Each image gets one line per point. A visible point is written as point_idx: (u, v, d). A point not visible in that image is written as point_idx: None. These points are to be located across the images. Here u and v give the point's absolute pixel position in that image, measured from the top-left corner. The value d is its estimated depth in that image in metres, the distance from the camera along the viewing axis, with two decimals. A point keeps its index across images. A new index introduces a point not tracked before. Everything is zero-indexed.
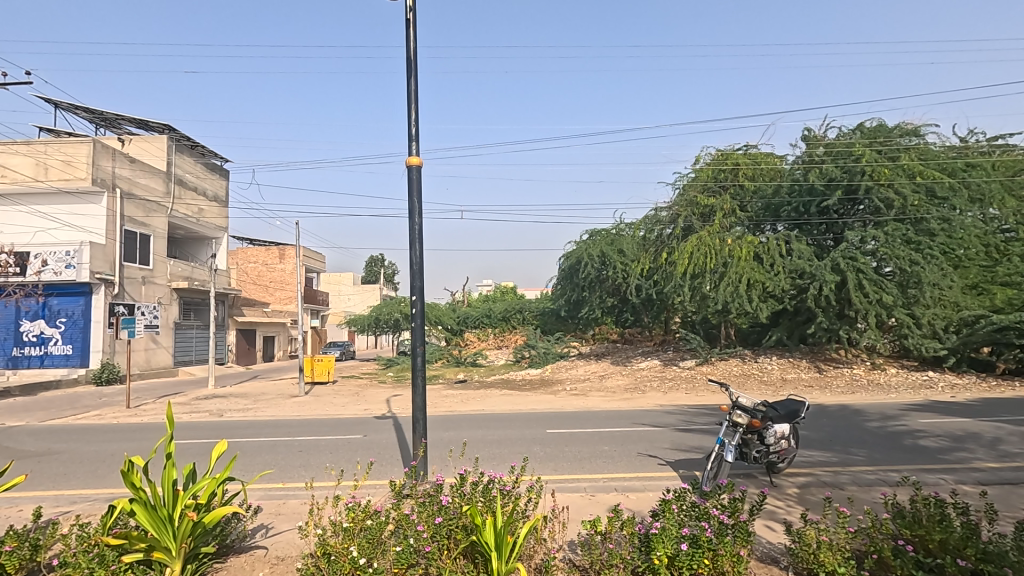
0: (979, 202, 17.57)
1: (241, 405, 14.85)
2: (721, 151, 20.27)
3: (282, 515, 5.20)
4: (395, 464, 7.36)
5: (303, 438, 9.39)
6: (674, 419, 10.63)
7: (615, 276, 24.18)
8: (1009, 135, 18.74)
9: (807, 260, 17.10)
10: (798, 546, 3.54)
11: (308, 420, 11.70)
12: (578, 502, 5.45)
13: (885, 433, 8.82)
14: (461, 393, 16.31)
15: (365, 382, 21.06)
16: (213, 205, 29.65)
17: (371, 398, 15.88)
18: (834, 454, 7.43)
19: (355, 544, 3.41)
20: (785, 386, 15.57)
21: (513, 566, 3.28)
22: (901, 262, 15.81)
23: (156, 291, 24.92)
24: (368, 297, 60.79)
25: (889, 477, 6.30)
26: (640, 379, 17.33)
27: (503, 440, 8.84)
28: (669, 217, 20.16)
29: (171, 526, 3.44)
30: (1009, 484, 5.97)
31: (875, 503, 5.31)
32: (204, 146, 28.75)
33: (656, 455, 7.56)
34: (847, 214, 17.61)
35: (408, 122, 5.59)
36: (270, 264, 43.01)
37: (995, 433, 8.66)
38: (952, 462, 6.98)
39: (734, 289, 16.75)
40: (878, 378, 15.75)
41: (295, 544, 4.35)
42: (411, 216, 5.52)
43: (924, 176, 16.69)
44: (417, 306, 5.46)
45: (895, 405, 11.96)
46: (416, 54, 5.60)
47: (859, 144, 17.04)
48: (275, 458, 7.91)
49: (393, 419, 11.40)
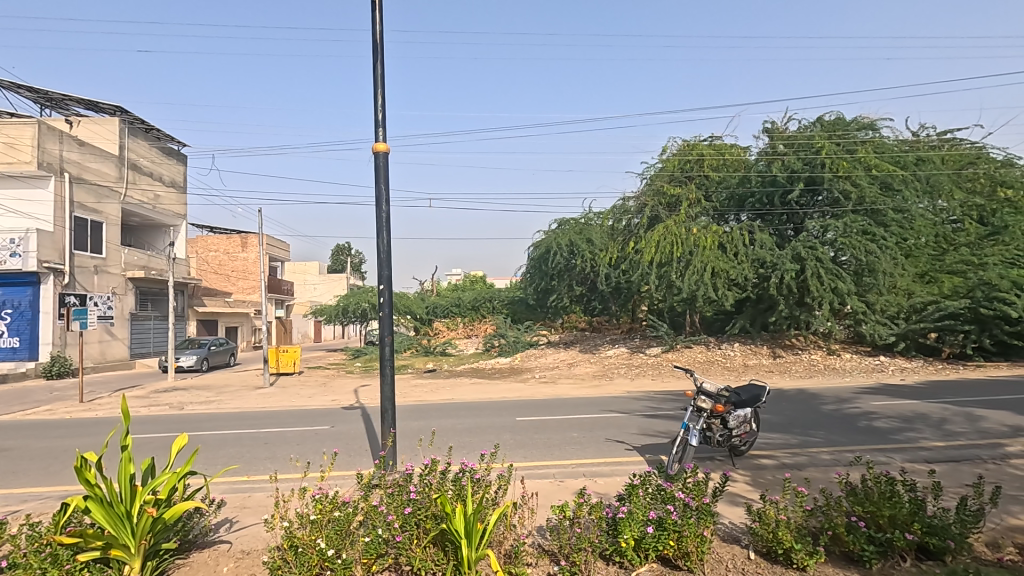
0: (929, 194, 18.50)
1: (203, 398, 14.41)
2: (686, 141, 20.75)
3: (246, 508, 5.10)
4: (362, 455, 7.31)
5: (267, 431, 9.19)
6: (640, 406, 10.83)
7: (584, 265, 24.54)
8: (957, 130, 19.69)
9: (769, 250, 17.51)
10: (758, 525, 3.66)
11: (274, 413, 11.46)
12: (547, 488, 5.54)
13: (840, 415, 9.20)
14: (430, 383, 16.23)
15: (332, 373, 20.77)
16: (171, 191, 28.53)
17: (338, 389, 15.70)
18: (794, 437, 7.72)
19: (322, 535, 3.36)
20: (746, 372, 16.07)
21: (482, 553, 3.32)
22: (857, 251, 16.38)
23: (110, 281, 23.89)
24: (335, 287, 59.89)
25: (843, 458, 6.59)
26: (608, 367, 17.62)
27: (474, 429, 8.85)
28: (636, 207, 20.49)
29: (129, 522, 3.33)
30: (954, 462, 6.31)
31: (829, 482, 5.55)
32: (159, 129, 27.49)
33: (623, 441, 7.69)
34: (808, 205, 18.06)
35: (374, 107, 5.47)
36: (231, 252, 41.71)
37: (942, 414, 9.13)
38: (901, 442, 7.34)
39: (699, 277, 17.10)
40: (833, 363, 16.38)
41: (260, 537, 4.28)
42: (378, 204, 5.42)
43: (879, 169, 17.26)
44: (384, 295, 5.38)
45: (849, 389, 12.46)
46: (382, 37, 5.47)
47: (819, 137, 17.49)
48: (240, 451, 7.78)
49: (360, 410, 11.30)
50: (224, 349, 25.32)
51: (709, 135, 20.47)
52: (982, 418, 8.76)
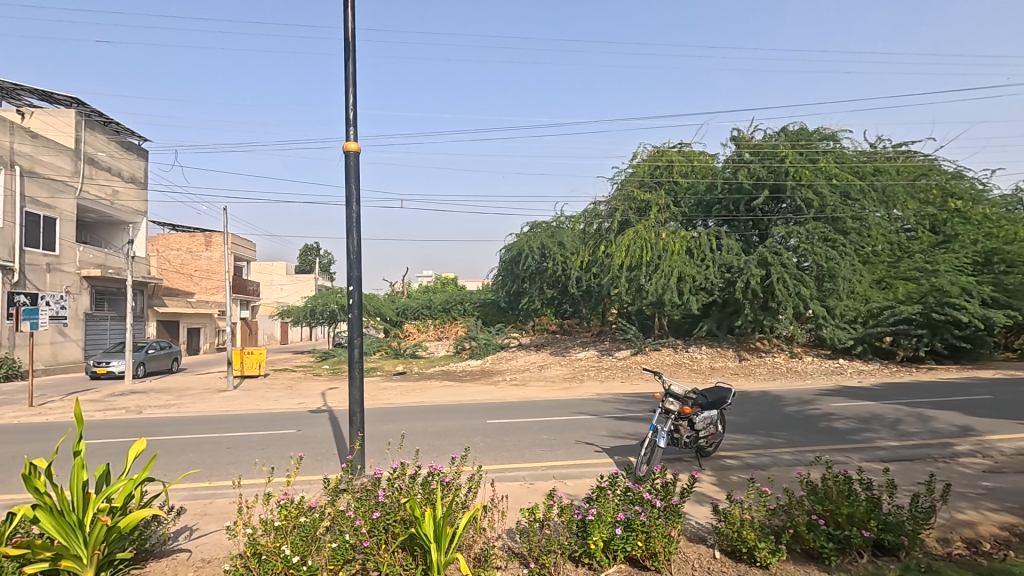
0: (885, 204, 19.25)
1: (162, 401, 13.92)
2: (656, 147, 21.07)
3: (207, 515, 4.94)
4: (329, 459, 7.18)
5: (230, 435, 8.94)
6: (610, 408, 10.93)
7: (555, 268, 24.69)
8: (911, 143, 20.58)
9: (735, 255, 17.94)
10: (723, 525, 3.74)
11: (238, 416, 11.16)
12: (517, 491, 5.53)
13: (802, 416, 9.49)
14: (399, 385, 16.06)
15: (299, 375, 20.34)
16: (131, 187, 27.54)
17: (305, 392, 15.37)
18: (758, 438, 7.92)
19: (287, 542, 3.29)
20: (712, 374, 16.42)
21: (452, 557, 3.29)
22: (818, 258, 16.93)
23: (64, 279, 22.91)
24: (302, 288, 58.69)
25: (805, 458, 6.79)
26: (578, 369, 17.75)
27: (444, 432, 8.79)
28: (606, 212, 20.72)
29: (81, 532, 3.19)
30: (907, 461, 6.57)
31: (792, 482, 5.71)
32: (119, 123, 26.44)
33: (593, 443, 7.76)
34: (772, 212, 18.58)
35: (345, 106, 5.40)
36: (194, 251, 40.46)
37: (897, 414, 9.51)
38: (859, 442, 7.61)
39: (667, 281, 17.41)
40: (795, 366, 16.87)
41: (222, 545, 4.16)
42: (348, 204, 5.34)
43: (839, 178, 17.87)
44: (354, 297, 5.30)
45: (810, 391, 12.85)
46: (354, 35, 5.40)
47: (783, 147, 18.04)
48: (201, 455, 7.56)
49: (328, 413, 11.09)
50: (166, 355, 23.00)
51: (678, 142, 20.85)
52: (932, 418, 9.16)
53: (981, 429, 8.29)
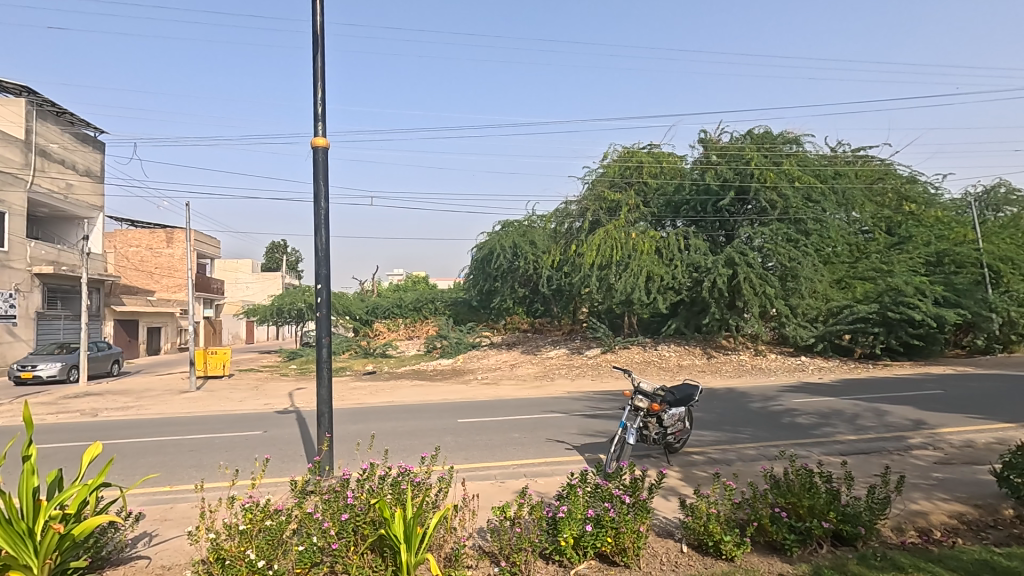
0: (844, 206, 19.93)
1: (120, 403, 13.42)
2: (626, 148, 21.33)
3: (168, 520, 4.78)
4: (297, 461, 7.04)
5: (193, 437, 8.68)
6: (580, 406, 11.04)
7: (526, 267, 24.80)
8: (868, 147, 21.35)
9: (703, 255, 18.31)
10: (690, 519, 3.81)
11: (201, 418, 10.85)
12: (488, 489, 5.53)
13: (766, 412, 9.76)
14: (369, 385, 15.88)
15: (265, 375, 19.89)
16: (86, 181, 26.49)
17: (272, 392, 15.02)
18: (724, 434, 8.10)
19: (252, 546, 3.20)
20: (680, 371, 16.73)
21: (422, 557, 3.26)
22: (782, 258, 17.43)
23: (12, 277, 21.87)
24: (269, 286, 57.38)
25: (768, 452, 6.98)
26: (549, 368, 17.83)
27: (415, 431, 8.72)
28: (577, 211, 20.91)
29: (31, 541, 3.04)
30: (864, 454, 6.82)
31: (756, 476, 5.87)
32: (72, 113, 25.25)
33: (563, 441, 7.81)
34: (738, 213, 19.00)
35: (313, 101, 5.29)
36: (154, 248, 39.09)
37: (855, 409, 9.87)
38: (819, 436, 7.87)
39: (636, 280, 17.66)
40: (760, 363, 17.32)
41: (183, 551, 4.03)
42: (316, 200, 5.24)
43: (802, 180, 18.41)
44: (322, 295, 5.21)
45: (773, 387, 13.23)
46: (323, 30, 5.30)
47: (749, 149, 18.50)
48: (162, 459, 7.32)
49: (295, 414, 10.89)
50: (111, 355, 21.69)
51: (648, 143, 21.15)
52: (888, 412, 9.54)
53: (933, 422, 8.67)
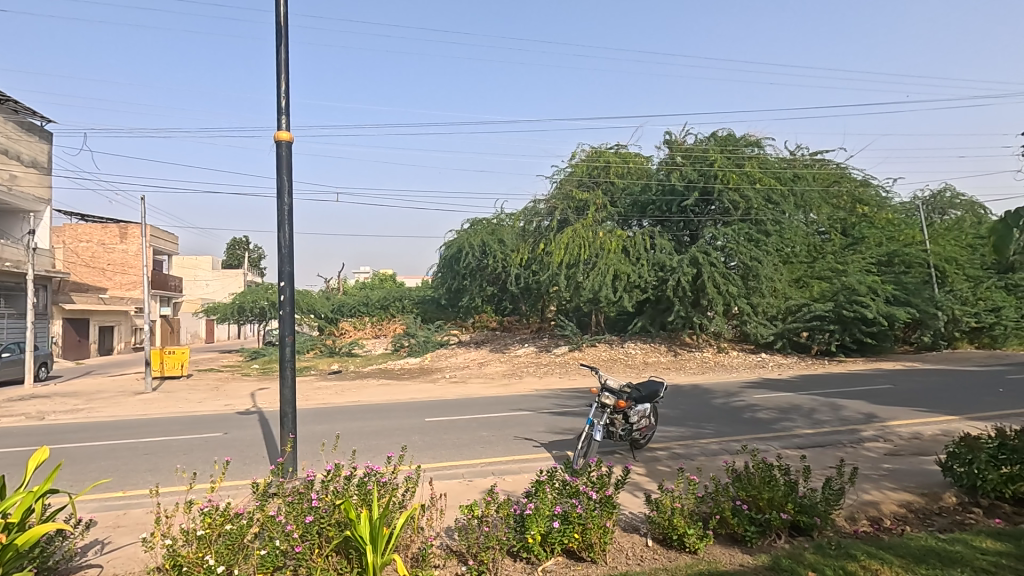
0: (803, 208, 20.63)
1: (69, 406, 12.82)
2: (594, 148, 21.58)
3: (121, 527, 4.60)
4: (259, 463, 6.87)
5: (149, 440, 8.36)
6: (548, 403, 11.10)
7: (495, 265, 24.81)
8: (825, 151, 22.13)
9: (668, 255, 18.66)
10: (655, 514, 3.87)
11: (158, 420, 10.46)
12: (456, 488, 5.51)
13: (728, 408, 10.02)
14: (334, 385, 15.60)
15: (226, 375, 19.32)
16: (32, 172, 25.25)
17: (233, 393, 14.60)
18: (688, 429, 8.28)
19: (211, 552, 3.10)
20: (646, 368, 17.02)
21: (389, 558, 3.21)
22: (743, 257, 17.92)
23: None
24: (230, 284, 55.74)
25: (730, 447, 7.17)
26: (517, 366, 17.88)
27: (381, 431, 8.60)
28: (546, 210, 21.05)
29: None
30: (820, 447, 7.07)
31: (718, 470, 6.01)
32: (17, 101, 23.92)
33: (531, 439, 7.85)
34: (702, 213, 19.42)
35: (276, 94, 5.15)
36: (107, 244, 37.44)
37: (812, 404, 10.22)
38: (778, 431, 8.12)
39: (603, 279, 17.87)
40: (723, 360, 17.78)
41: (138, 559, 3.88)
42: (279, 195, 5.10)
43: (763, 182, 18.96)
44: (286, 293, 5.09)
45: (735, 383, 13.59)
46: (286, 21, 5.17)
47: (712, 151, 18.95)
48: (115, 463, 7.02)
49: (258, 414, 10.60)
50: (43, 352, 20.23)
51: (615, 143, 21.45)
52: (842, 407, 9.93)
53: (883, 416, 9.07)
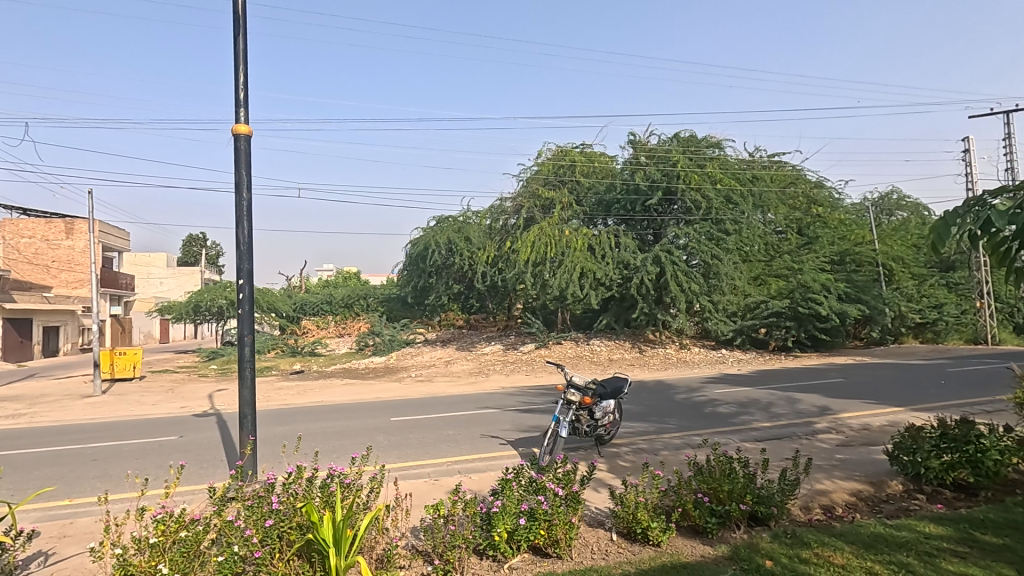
0: (761, 208, 21.26)
1: (10, 410, 12.13)
2: (560, 147, 21.73)
3: (66, 537, 4.38)
4: (217, 466, 6.65)
5: (98, 445, 7.99)
6: (514, 401, 11.13)
7: (461, 263, 24.66)
8: (782, 153, 22.85)
9: (632, 253, 18.95)
10: (619, 508, 3.93)
11: (108, 424, 10.01)
12: (421, 488, 5.46)
13: (690, 403, 10.26)
14: (296, 385, 15.24)
15: (182, 377, 18.63)
16: None
17: (189, 395, 14.09)
18: (652, 424, 8.44)
19: (165, 560, 2.99)
20: (611, 365, 17.25)
21: (352, 560, 3.14)
22: (705, 256, 18.36)
23: None
24: (185, 281, 53.72)
25: (692, 441, 7.34)
26: (484, 364, 17.85)
27: (345, 432, 8.45)
28: (512, 208, 21.09)
29: None
30: (777, 440, 7.31)
31: (680, 464, 6.15)
32: None
33: (497, 436, 7.85)
34: (665, 212, 19.78)
35: (233, 85, 4.98)
36: (51, 239, 35.55)
37: (769, 398, 10.56)
38: (738, 424, 8.37)
39: (569, 277, 18.00)
40: (685, 356, 18.20)
41: (85, 569, 3.70)
42: (237, 191, 4.94)
43: (723, 183, 19.46)
44: (244, 291, 4.94)
45: (697, 379, 13.93)
46: (244, 11, 5.00)
47: (675, 152, 19.36)
48: (60, 470, 6.68)
49: (216, 417, 10.26)
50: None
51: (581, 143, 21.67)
52: (797, 400, 10.30)
53: (836, 408, 9.45)
